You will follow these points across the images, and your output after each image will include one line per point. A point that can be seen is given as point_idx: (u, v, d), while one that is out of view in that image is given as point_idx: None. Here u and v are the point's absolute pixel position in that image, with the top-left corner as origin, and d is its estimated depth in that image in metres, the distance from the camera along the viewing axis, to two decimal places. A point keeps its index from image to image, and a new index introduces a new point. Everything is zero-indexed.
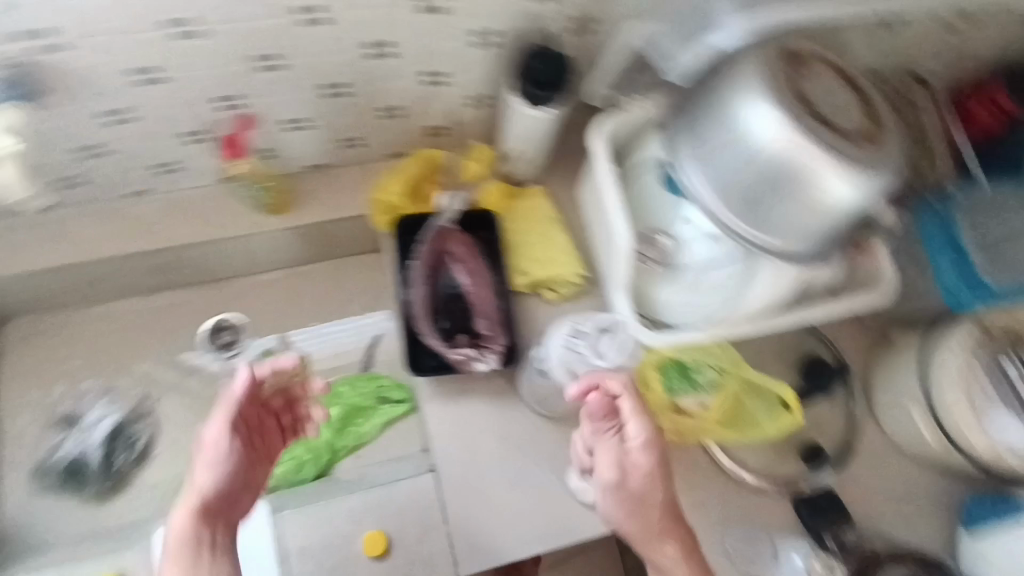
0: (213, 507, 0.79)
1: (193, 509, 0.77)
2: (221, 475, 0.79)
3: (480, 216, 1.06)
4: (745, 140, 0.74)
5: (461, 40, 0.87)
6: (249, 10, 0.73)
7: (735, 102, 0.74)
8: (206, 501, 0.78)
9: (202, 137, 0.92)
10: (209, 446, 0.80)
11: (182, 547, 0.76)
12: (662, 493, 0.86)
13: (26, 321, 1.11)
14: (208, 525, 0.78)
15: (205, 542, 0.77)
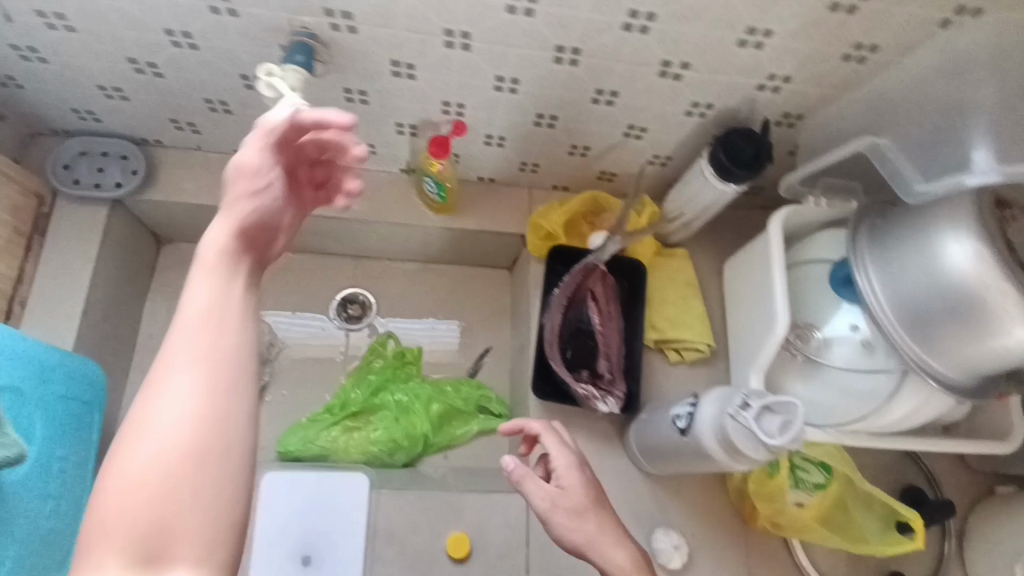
0: (255, 239, 0.54)
1: (235, 244, 0.52)
2: (264, 207, 0.54)
3: (629, 263, 1.07)
4: (936, 265, 0.76)
5: (679, 108, 0.90)
6: (515, 41, 0.78)
7: (939, 226, 0.76)
8: (259, 230, 0.54)
9: (407, 130, 1.00)
10: (243, 174, 0.54)
11: (203, 268, 0.50)
12: (568, 496, 0.77)
13: (186, 246, 1.20)
14: (247, 258, 0.53)
15: (241, 274, 0.51)
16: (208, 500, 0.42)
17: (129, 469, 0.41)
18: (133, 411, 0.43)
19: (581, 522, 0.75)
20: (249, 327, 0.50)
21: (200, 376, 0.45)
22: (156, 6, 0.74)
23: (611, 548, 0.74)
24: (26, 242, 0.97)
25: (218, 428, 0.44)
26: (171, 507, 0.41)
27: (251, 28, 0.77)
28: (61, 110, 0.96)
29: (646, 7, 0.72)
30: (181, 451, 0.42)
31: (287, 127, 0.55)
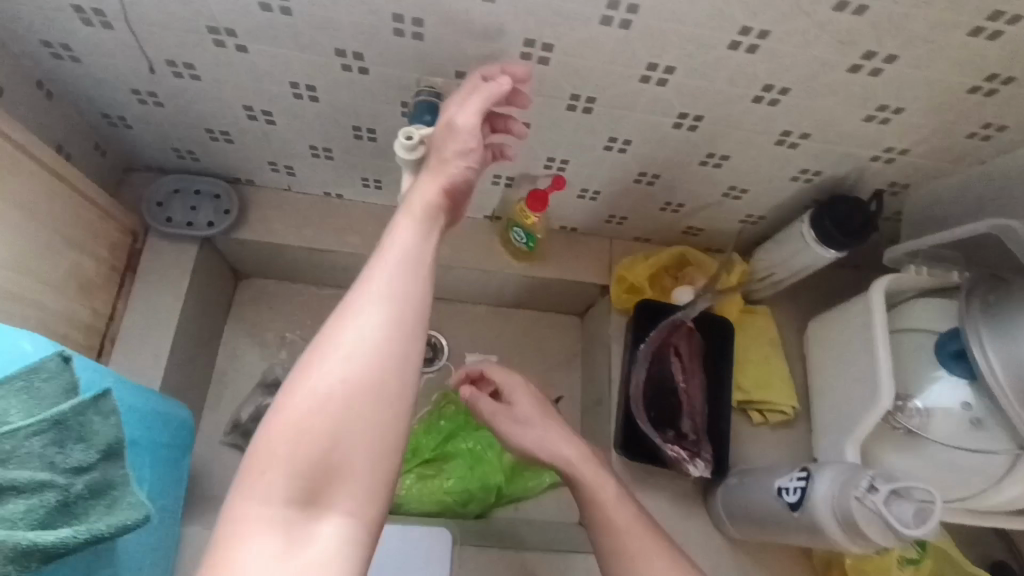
0: (454, 196, 0.64)
1: (440, 199, 0.62)
2: (467, 169, 0.64)
3: (716, 321, 1.06)
4: None
5: (786, 173, 0.90)
6: (641, 106, 0.77)
7: None
8: (456, 189, 0.63)
9: (503, 182, 1.00)
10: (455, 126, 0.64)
11: (406, 216, 0.61)
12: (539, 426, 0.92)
13: (262, 283, 1.18)
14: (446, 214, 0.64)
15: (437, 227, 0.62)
16: (375, 411, 0.53)
17: (327, 370, 0.53)
18: (329, 331, 0.55)
19: (546, 426, 0.92)
20: (425, 274, 0.59)
21: (379, 308, 0.55)
22: (288, 62, 0.75)
23: (571, 449, 0.89)
24: (119, 278, 0.97)
25: (388, 353, 0.54)
26: (348, 410, 0.52)
27: (378, 85, 0.77)
28: (162, 149, 0.97)
29: (782, 83, 0.72)
30: (363, 361, 0.54)
31: (501, 97, 0.66)
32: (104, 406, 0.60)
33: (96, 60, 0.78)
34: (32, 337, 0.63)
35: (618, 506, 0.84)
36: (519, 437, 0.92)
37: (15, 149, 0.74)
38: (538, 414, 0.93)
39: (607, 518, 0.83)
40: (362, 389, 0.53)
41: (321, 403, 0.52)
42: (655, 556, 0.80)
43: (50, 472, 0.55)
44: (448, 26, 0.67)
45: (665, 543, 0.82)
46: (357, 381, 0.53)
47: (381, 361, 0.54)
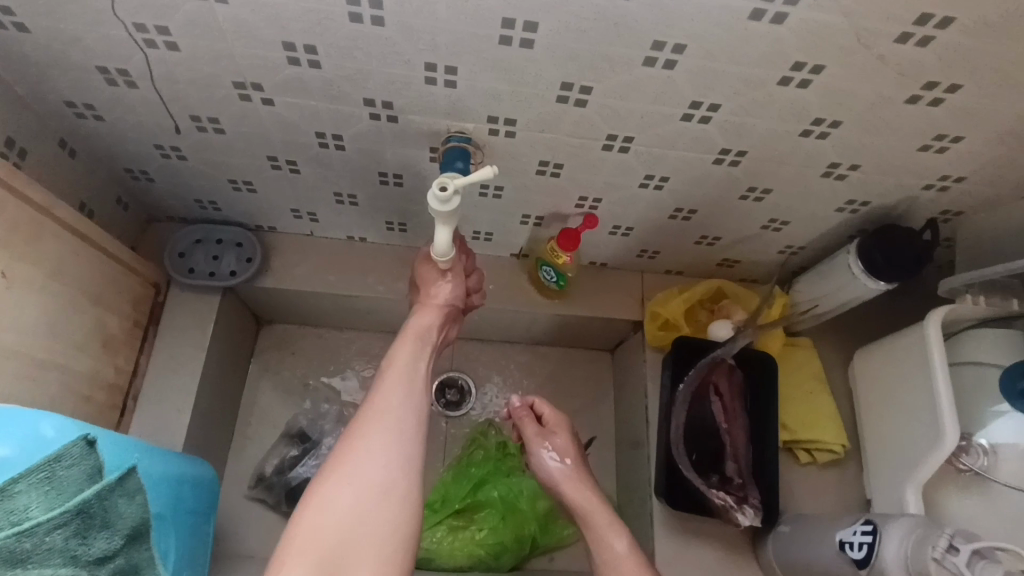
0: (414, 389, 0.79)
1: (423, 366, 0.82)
2: (443, 295, 0.88)
3: (757, 356, 1.01)
4: None
5: (831, 205, 0.86)
6: (682, 144, 0.74)
7: None
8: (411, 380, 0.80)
9: (532, 222, 0.95)
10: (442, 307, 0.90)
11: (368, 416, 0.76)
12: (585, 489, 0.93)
13: (283, 329, 1.15)
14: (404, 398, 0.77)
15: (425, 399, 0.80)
16: (397, 467, 0.72)
17: (377, 403, 0.76)
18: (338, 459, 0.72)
19: (583, 496, 0.93)
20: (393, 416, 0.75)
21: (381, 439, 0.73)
22: (317, 112, 0.73)
23: (575, 490, 0.93)
24: (142, 333, 0.94)
25: (405, 432, 0.74)
26: (375, 461, 0.71)
27: (408, 133, 0.75)
28: (185, 201, 0.95)
29: (834, 117, 0.69)
30: (380, 436, 0.73)
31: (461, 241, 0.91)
32: (130, 485, 0.54)
33: (120, 117, 0.76)
34: (53, 417, 0.57)
35: (615, 557, 0.86)
36: (574, 481, 0.94)
37: (40, 212, 0.72)
38: (582, 475, 0.95)
39: None
40: (376, 464, 0.71)
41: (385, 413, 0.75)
42: None
43: (72, 567, 0.48)
44: (483, 73, 0.65)
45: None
46: (399, 414, 0.75)
47: (387, 448, 0.72)
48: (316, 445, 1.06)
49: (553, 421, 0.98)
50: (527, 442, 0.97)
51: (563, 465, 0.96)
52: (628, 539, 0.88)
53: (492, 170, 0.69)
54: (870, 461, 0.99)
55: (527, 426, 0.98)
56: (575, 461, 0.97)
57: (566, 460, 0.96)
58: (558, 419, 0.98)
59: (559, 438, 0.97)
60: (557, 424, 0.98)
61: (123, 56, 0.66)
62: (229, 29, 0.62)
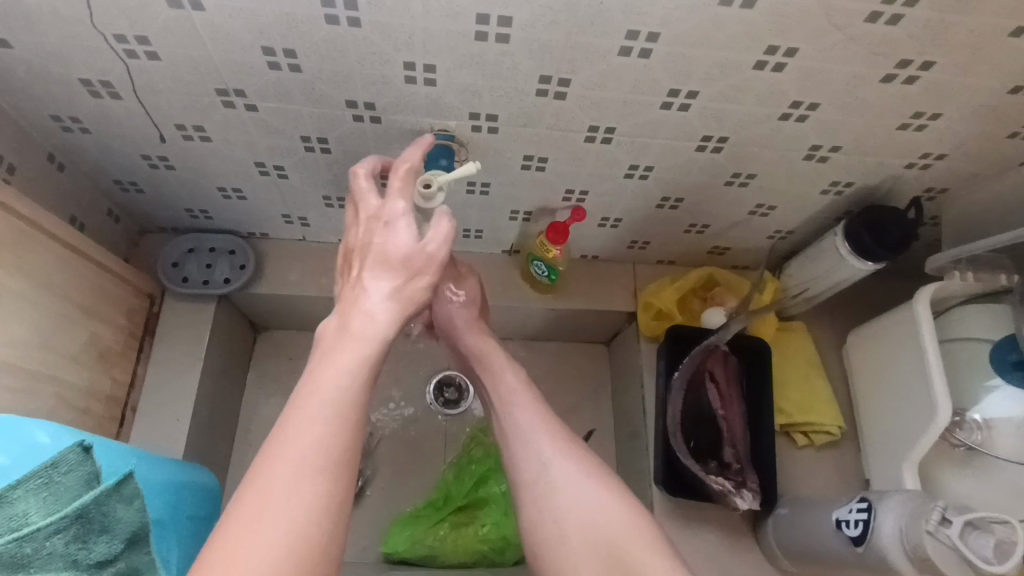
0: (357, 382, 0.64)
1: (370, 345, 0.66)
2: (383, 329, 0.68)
3: (751, 341, 1.01)
4: None
5: (816, 187, 0.87)
6: (663, 133, 0.75)
7: None
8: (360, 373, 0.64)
9: (521, 217, 0.96)
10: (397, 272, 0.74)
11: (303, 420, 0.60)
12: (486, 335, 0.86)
13: (281, 334, 1.16)
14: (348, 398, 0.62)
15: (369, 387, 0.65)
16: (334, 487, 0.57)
17: (290, 438, 0.59)
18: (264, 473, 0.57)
19: (481, 338, 0.86)
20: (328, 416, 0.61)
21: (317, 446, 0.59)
22: (300, 116, 0.73)
23: (473, 329, 0.86)
24: (138, 343, 0.95)
25: (345, 444, 0.60)
26: (309, 481, 0.56)
27: (392, 133, 0.76)
28: (176, 211, 0.96)
29: (812, 99, 0.69)
30: (327, 424, 0.60)
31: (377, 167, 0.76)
32: (127, 490, 0.55)
33: (106, 130, 0.77)
34: (44, 426, 0.58)
35: (512, 390, 0.81)
36: (471, 319, 0.87)
37: (30, 226, 0.73)
38: (482, 318, 0.88)
39: (528, 438, 0.77)
40: (312, 486, 0.56)
41: (325, 400, 0.61)
42: (549, 454, 0.76)
43: (74, 571, 0.49)
44: (462, 70, 0.65)
45: (549, 415, 0.79)
46: (347, 401, 0.62)
47: (328, 439, 0.59)
48: None
49: (461, 272, 0.87)
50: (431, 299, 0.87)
51: (464, 307, 0.87)
52: (519, 373, 0.84)
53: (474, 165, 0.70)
54: (867, 441, 1.00)
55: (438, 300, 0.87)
56: (473, 298, 0.88)
57: (466, 299, 0.87)
58: (464, 265, 0.88)
59: (464, 284, 0.87)
60: (463, 272, 0.88)
61: (105, 67, 0.67)
62: (207, 36, 0.62)
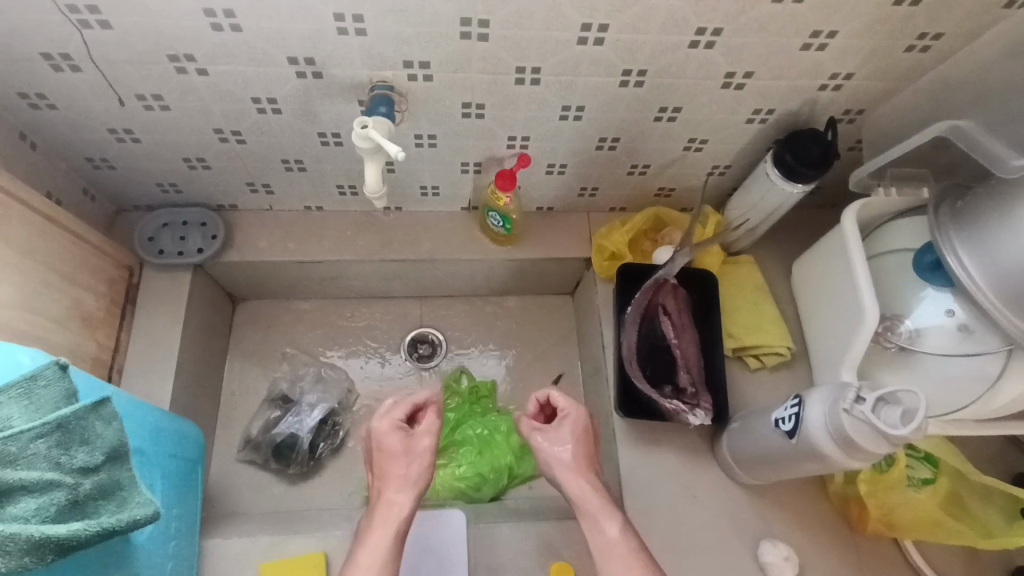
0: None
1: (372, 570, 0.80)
2: (425, 474, 0.89)
3: (696, 273, 1.08)
4: (1017, 253, 0.78)
5: (740, 116, 0.93)
6: (585, 69, 0.81)
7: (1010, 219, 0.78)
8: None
9: (472, 168, 1.01)
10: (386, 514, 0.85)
11: None
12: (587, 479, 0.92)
13: (259, 304, 1.22)
14: None
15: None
16: None
17: None
18: None
19: (577, 486, 0.92)
20: None
21: None
22: (249, 78, 0.80)
23: (574, 478, 0.92)
24: (120, 311, 1.01)
25: None
26: None
27: (334, 88, 0.82)
28: (146, 186, 1.02)
29: (714, 24, 0.76)
30: None
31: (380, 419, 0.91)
32: (106, 411, 0.61)
33: (72, 104, 0.83)
34: (25, 349, 0.63)
35: (609, 545, 0.86)
36: (566, 469, 0.93)
37: (8, 195, 0.79)
38: (583, 466, 0.93)
39: None
40: None
41: None
42: None
43: (58, 472, 0.56)
44: (388, 18, 0.71)
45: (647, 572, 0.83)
46: None
47: None
48: (297, 404, 1.12)
49: (564, 432, 0.95)
50: (538, 441, 0.96)
51: (563, 453, 0.94)
52: (620, 524, 0.88)
53: (395, 151, 0.72)
54: (816, 358, 1.05)
55: (382, 422, 0.91)
56: (578, 449, 0.94)
57: (567, 450, 0.94)
58: (572, 408, 0.97)
59: (567, 428, 0.95)
60: (568, 415, 0.96)
61: (62, 41, 0.73)
62: (151, 3, 0.68)
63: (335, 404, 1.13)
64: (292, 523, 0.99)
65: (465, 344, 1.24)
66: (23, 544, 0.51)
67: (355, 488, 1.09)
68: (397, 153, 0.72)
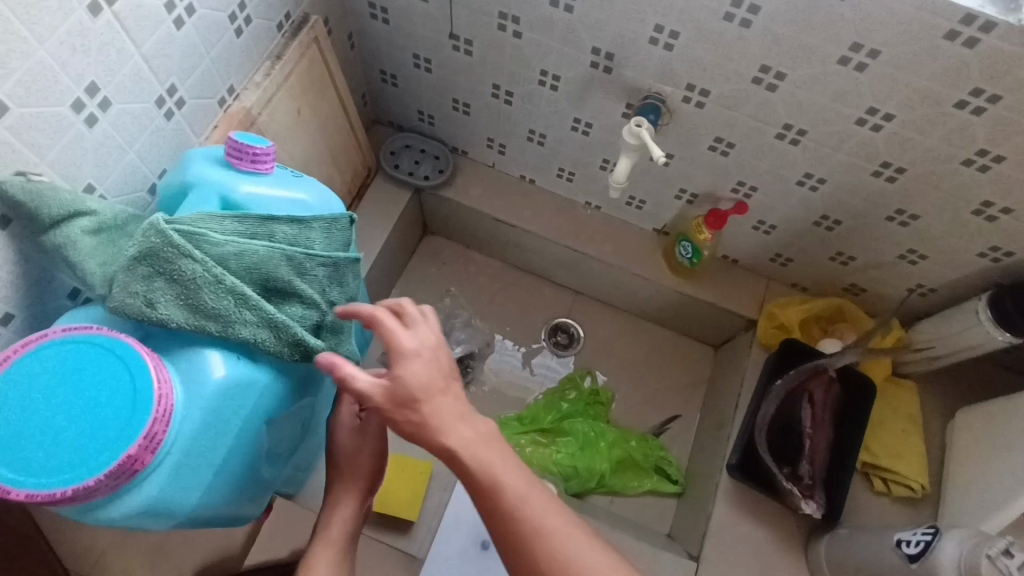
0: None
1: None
2: (377, 460, 0.75)
3: (858, 375, 1.06)
4: None
5: (974, 246, 0.92)
6: (849, 147, 0.85)
7: None
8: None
9: (686, 197, 1.07)
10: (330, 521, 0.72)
11: None
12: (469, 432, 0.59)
13: (444, 241, 1.36)
14: None
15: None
16: None
17: None
18: None
19: (467, 446, 0.58)
20: None
21: None
22: (550, 52, 0.91)
23: (454, 430, 0.59)
24: (349, 200, 1.17)
25: None
26: None
27: (615, 85, 0.91)
28: (411, 109, 1.18)
29: (998, 150, 0.77)
30: None
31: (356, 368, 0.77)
32: (356, 270, 0.73)
33: (401, 25, 1.00)
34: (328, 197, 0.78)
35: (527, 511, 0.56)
36: (419, 438, 0.59)
37: (327, 75, 0.97)
38: (464, 406, 0.61)
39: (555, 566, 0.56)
40: None
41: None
42: None
43: (320, 298, 0.68)
44: (698, 43, 0.80)
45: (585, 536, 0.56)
46: None
47: None
48: (443, 335, 1.26)
49: (405, 390, 0.59)
50: None
51: None
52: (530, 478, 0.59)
53: (659, 154, 0.80)
54: (949, 505, 0.99)
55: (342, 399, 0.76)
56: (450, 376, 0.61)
57: (433, 386, 0.60)
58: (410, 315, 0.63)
59: (405, 342, 0.60)
60: (401, 310, 0.63)
61: None
62: None
63: (474, 350, 1.26)
64: None
65: (599, 351, 1.30)
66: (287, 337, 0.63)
67: None
68: (660, 156, 0.80)
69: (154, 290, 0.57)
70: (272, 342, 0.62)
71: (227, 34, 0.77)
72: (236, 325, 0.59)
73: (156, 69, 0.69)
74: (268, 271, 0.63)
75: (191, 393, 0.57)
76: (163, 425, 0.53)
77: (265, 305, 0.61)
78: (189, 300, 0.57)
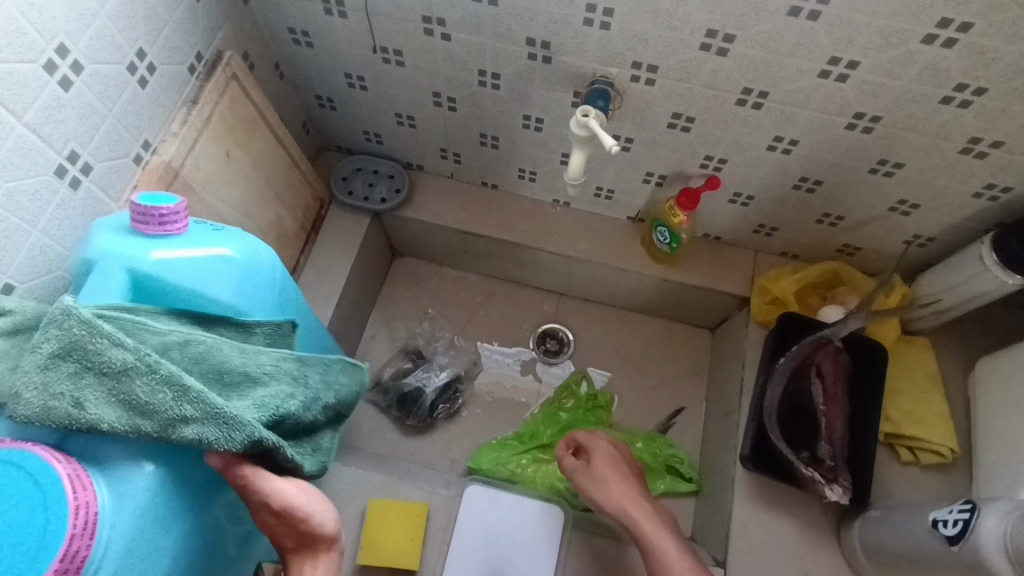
0: None
1: None
2: (333, 524, 0.59)
3: (867, 341, 0.98)
4: None
5: (967, 187, 0.85)
6: (816, 102, 0.78)
7: None
8: None
9: (654, 180, 1.01)
10: None
11: None
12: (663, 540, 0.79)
13: (415, 262, 1.30)
14: None
15: None
16: None
17: None
18: None
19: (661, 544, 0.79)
20: None
21: None
22: (484, 50, 0.85)
23: (654, 534, 0.80)
24: (305, 236, 1.10)
25: None
26: None
27: (558, 75, 0.85)
28: (356, 131, 1.11)
29: (978, 83, 0.70)
30: None
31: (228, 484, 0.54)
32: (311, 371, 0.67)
33: (326, 46, 0.94)
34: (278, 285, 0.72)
35: None
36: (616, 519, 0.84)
37: (255, 110, 0.91)
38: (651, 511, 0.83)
39: None
40: None
41: None
42: None
43: None
44: (635, 16, 0.73)
45: None
46: None
47: None
48: (426, 361, 1.19)
49: (599, 473, 0.87)
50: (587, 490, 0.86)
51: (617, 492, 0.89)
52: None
53: (610, 142, 0.73)
54: (982, 466, 0.93)
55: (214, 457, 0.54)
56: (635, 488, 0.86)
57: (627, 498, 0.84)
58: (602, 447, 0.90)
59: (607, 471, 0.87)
60: (596, 450, 0.90)
61: None
62: None
63: (461, 371, 1.19)
64: (400, 468, 1.04)
65: (592, 352, 1.24)
66: (243, 439, 0.52)
67: (460, 456, 1.13)
68: (613, 144, 0.73)
69: (82, 387, 0.50)
70: (222, 441, 0.51)
71: (129, 86, 0.71)
72: (177, 424, 0.50)
73: (48, 137, 0.62)
74: (221, 367, 0.56)
75: (119, 496, 0.51)
76: (85, 541, 0.48)
77: (208, 395, 0.51)
78: (122, 397, 0.50)
